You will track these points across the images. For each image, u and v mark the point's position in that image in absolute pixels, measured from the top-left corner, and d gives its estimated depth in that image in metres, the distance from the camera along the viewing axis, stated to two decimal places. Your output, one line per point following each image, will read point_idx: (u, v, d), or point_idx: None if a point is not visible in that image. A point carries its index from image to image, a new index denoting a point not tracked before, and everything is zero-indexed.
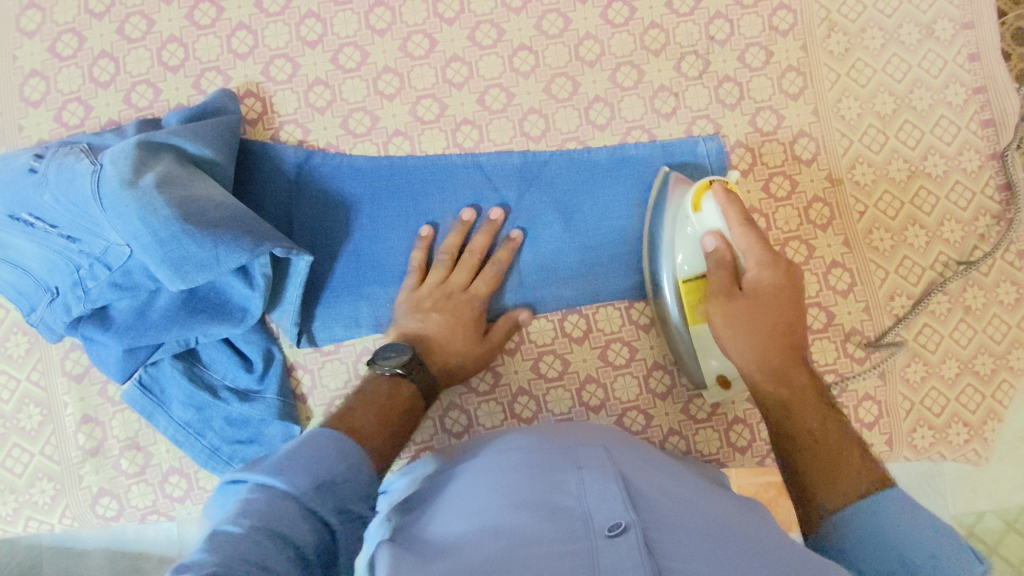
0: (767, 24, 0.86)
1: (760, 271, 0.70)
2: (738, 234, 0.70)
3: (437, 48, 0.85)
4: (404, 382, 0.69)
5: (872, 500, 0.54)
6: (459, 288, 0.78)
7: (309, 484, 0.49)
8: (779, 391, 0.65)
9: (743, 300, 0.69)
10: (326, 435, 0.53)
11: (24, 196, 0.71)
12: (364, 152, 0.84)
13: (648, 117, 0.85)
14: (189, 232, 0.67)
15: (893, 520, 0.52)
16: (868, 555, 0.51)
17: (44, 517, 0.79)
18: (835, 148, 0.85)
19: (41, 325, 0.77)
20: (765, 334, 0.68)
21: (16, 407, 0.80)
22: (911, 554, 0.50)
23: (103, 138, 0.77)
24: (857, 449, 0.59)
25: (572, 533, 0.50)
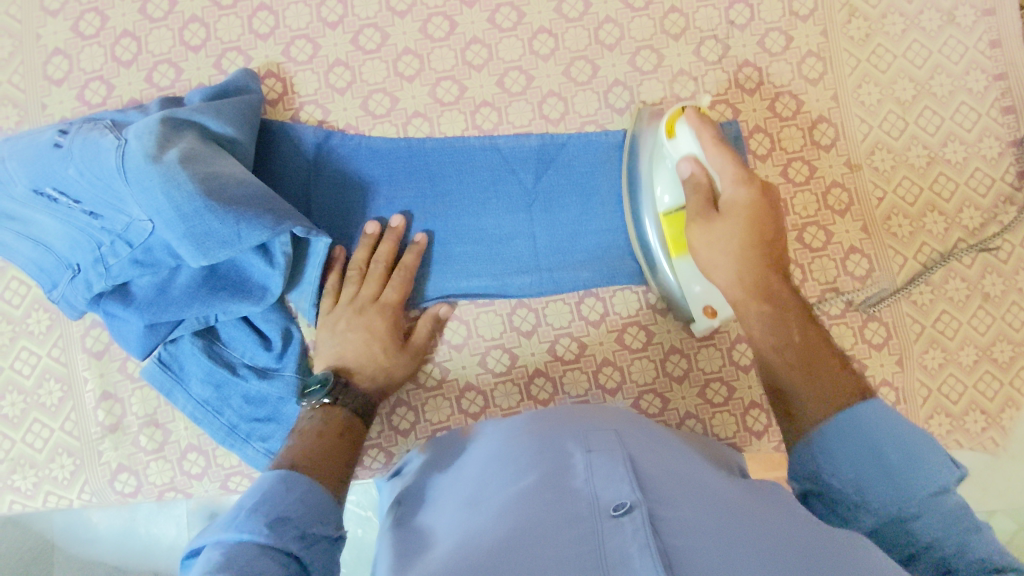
0: (787, 9, 0.86)
1: (736, 188, 0.68)
2: (714, 154, 0.69)
3: (457, 30, 0.85)
4: (335, 408, 0.70)
5: (856, 416, 0.54)
6: (369, 300, 0.77)
7: (257, 527, 0.49)
8: (764, 306, 0.65)
9: (721, 220, 0.68)
10: (263, 487, 0.55)
11: (49, 170, 0.72)
12: (383, 134, 0.84)
13: (668, 101, 0.85)
14: (211, 207, 0.67)
15: (875, 431, 0.53)
16: (852, 472, 0.52)
17: (64, 492, 0.80)
18: (855, 133, 0.85)
19: (62, 301, 0.77)
20: (745, 252, 0.67)
21: (37, 382, 0.81)
22: (895, 466, 0.51)
23: (127, 115, 0.78)
24: (837, 361, 0.60)
25: (578, 513, 0.50)
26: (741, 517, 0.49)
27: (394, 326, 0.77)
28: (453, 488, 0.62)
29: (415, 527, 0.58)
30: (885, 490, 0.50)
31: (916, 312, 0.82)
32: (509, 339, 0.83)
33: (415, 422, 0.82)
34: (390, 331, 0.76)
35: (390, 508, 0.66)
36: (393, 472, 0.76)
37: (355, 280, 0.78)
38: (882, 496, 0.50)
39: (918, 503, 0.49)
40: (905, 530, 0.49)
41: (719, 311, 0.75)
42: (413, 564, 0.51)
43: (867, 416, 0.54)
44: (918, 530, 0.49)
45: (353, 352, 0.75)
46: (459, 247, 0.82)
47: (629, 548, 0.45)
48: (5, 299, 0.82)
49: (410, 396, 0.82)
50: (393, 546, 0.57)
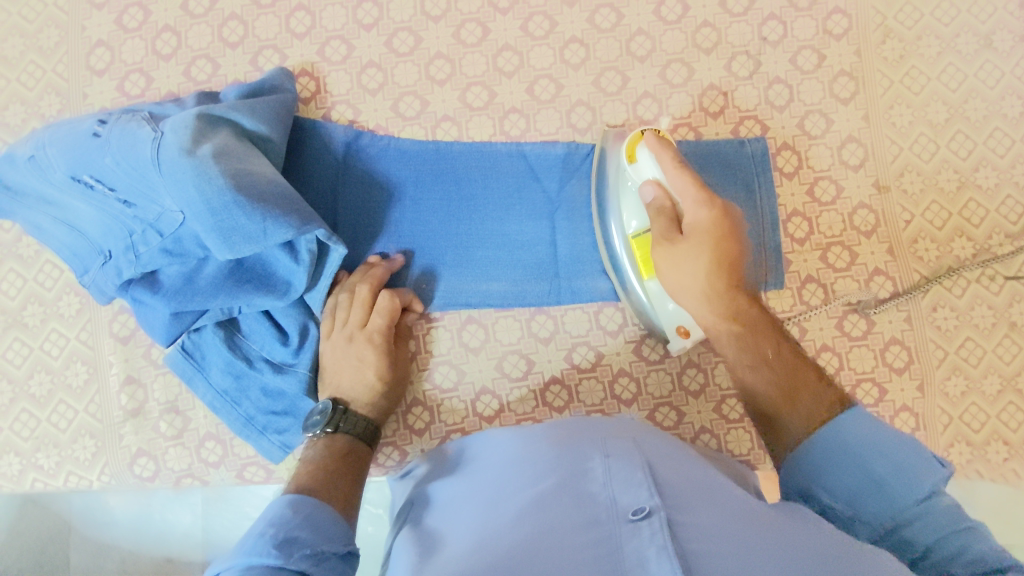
0: (821, 28, 0.85)
1: (697, 211, 0.68)
2: (674, 177, 0.70)
3: (490, 37, 0.86)
4: (337, 434, 0.73)
5: (837, 428, 0.58)
6: (358, 327, 0.78)
7: (266, 549, 0.53)
8: (733, 326, 0.68)
9: (687, 243, 0.68)
10: (270, 516, 0.58)
11: (87, 159, 0.74)
12: (411, 136, 0.85)
13: (696, 114, 0.85)
14: (241, 202, 0.69)
15: (858, 443, 0.57)
16: (842, 486, 0.56)
17: (84, 473, 0.82)
18: (884, 155, 0.84)
19: (93, 286, 0.79)
20: (711, 270, 0.68)
21: (64, 363, 0.83)
22: (883, 476, 0.55)
23: (164, 108, 0.79)
24: (815, 373, 0.65)
25: (596, 517, 0.50)
26: (756, 524, 0.50)
27: (386, 350, 0.78)
28: (470, 487, 0.62)
29: (432, 528, 0.59)
30: (876, 501, 0.55)
31: (939, 338, 0.81)
32: (526, 345, 0.83)
33: (430, 422, 0.82)
34: (383, 352, 0.77)
35: (405, 511, 0.67)
36: (403, 475, 0.77)
37: (342, 306, 0.78)
38: (874, 507, 0.55)
39: (909, 509, 0.53)
40: (902, 540, 0.53)
41: (692, 331, 0.74)
42: (432, 565, 0.52)
43: (851, 427, 0.58)
44: (911, 535, 0.53)
45: (347, 379, 0.77)
46: (482, 251, 0.83)
47: (647, 553, 0.45)
48: (38, 281, 0.84)
49: (425, 396, 0.83)
50: (412, 545, 0.58)
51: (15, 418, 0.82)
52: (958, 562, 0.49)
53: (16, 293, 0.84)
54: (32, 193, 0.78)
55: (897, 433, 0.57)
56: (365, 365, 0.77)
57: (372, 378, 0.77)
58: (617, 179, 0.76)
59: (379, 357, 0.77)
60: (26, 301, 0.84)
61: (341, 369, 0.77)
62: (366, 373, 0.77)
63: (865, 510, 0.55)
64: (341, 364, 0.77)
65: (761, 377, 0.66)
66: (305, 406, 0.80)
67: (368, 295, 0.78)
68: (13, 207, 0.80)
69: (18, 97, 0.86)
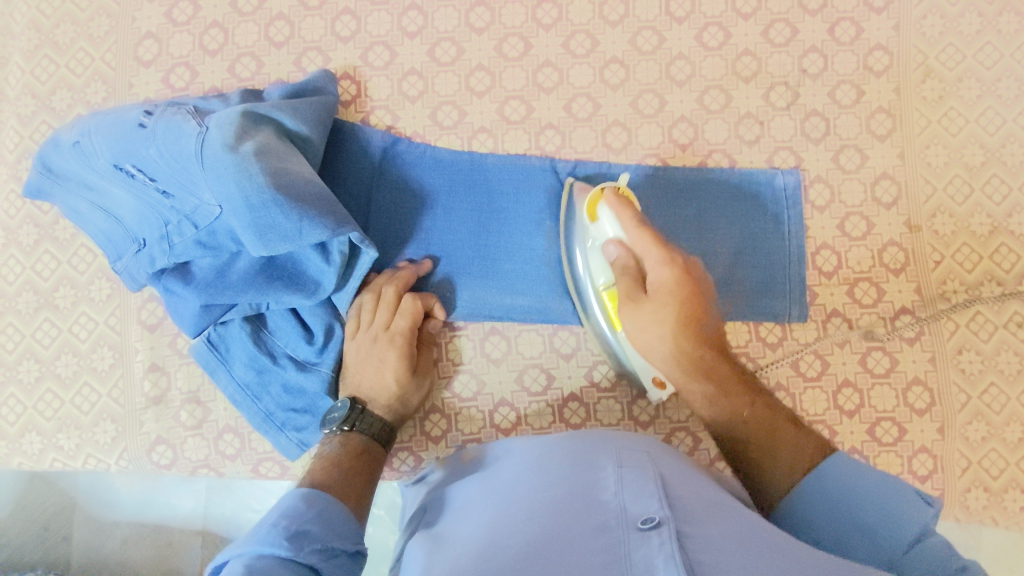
0: (862, 63, 0.85)
1: (659, 270, 0.69)
2: (635, 237, 0.70)
3: (531, 52, 0.87)
4: (352, 434, 0.74)
5: (819, 485, 0.61)
6: (381, 329, 0.78)
7: (279, 540, 0.53)
8: (705, 386, 0.69)
9: (651, 304, 0.69)
10: (282, 507, 0.58)
11: (131, 148, 0.75)
12: (447, 145, 0.86)
13: (731, 142, 0.85)
14: (279, 202, 0.69)
15: (844, 493, 0.60)
16: (832, 533, 0.59)
17: (103, 456, 0.83)
18: (917, 194, 0.84)
19: (125, 273, 0.80)
20: (677, 330, 0.69)
21: (91, 347, 0.84)
22: (869, 519, 0.58)
23: (209, 103, 0.81)
24: (790, 425, 0.66)
25: (605, 523, 0.51)
26: (763, 537, 0.50)
27: (407, 353, 0.78)
28: (482, 491, 0.63)
29: (441, 529, 0.59)
30: (868, 544, 0.57)
31: (963, 381, 0.80)
32: (547, 359, 0.83)
33: (447, 429, 0.83)
34: (405, 354, 0.77)
35: (418, 517, 0.67)
36: (417, 480, 0.77)
37: (367, 307, 0.78)
38: (862, 548, 0.57)
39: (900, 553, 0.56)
40: None
41: (664, 381, 0.75)
42: (440, 562, 0.52)
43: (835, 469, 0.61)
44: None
45: (367, 381, 0.77)
46: (509, 263, 0.83)
47: (655, 561, 0.46)
48: (71, 264, 0.85)
49: (443, 404, 0.83)
50: (422, 543, 0.58)
51: (39, 398, 0.84)
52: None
53: (49, 275, 0.85)
54: (74, 177, 0.80)
55: (879, 478, 0.60)
56: (386, 367, 0.77)
57: (392, 381, 0.77)
58: (583, 231, 0.77)
59: (400, 360, 0.77)
60: (59, 283, 0.85)
61: (363, 370, 0.77)
62: (385, 376, 0.77)
63: (856, 551, 0.58)
64: (364, 364, 0.77)
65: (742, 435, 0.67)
66: (324, 405, 0.80)
67: (393, 297, 0.79)
68: (54, 190, 0.81)
69: (66, 82, 0.88)
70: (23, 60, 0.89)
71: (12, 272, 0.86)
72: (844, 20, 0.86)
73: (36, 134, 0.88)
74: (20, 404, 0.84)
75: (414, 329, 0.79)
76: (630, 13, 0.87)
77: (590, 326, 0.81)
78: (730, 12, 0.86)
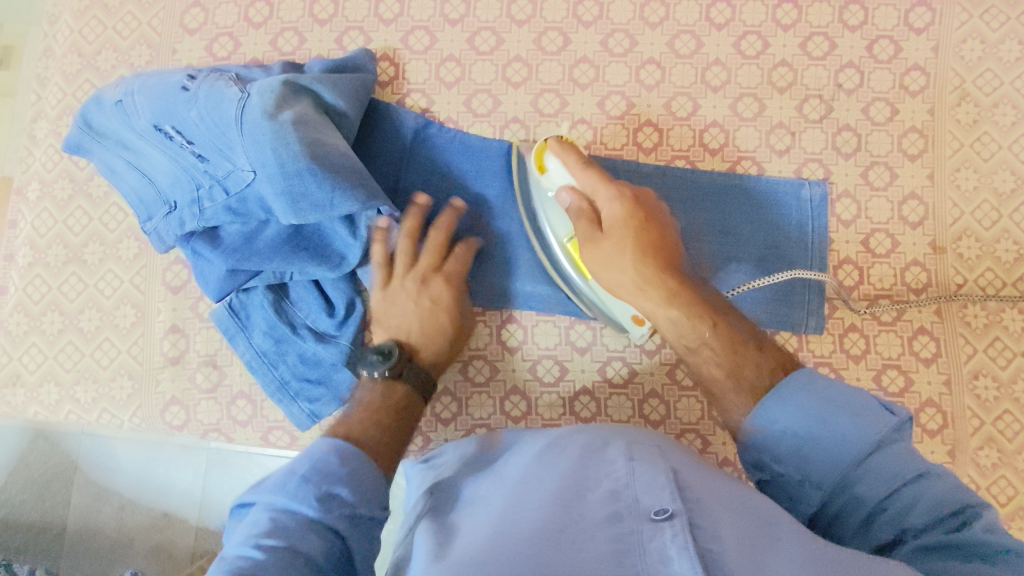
0: (898, 82, 0.86)
1: (610, 206, 0.72)
2: (584, 178, 0.73)
3: (569, 47, 0.88)
4: (397, 382, 0.73)
5: (776, 409, 0.59)
6: (429, 271, 0.80)
7: (304, 499, 0.53)
8: (670, 312, 0.69)
9: (609, 239, 0.71)
10: (316, 455, 0.57)
11: (172, 110, 0.76)
12: (479, 132, 0.87)
13: (762, 150, 0.85)
14: (314, 171, 0.70)
15: (803, 411, 0.57)
16: (791, 452, 0.57)
17: (117, 412, 0.83)
18: (945, 216, 0.84)
19: (155, 234, 0.82)
20: (639, 260, 0.70)
21: (115, 304, 0.85)
22: (827, 435, 0.56)
23: (251, 72, 0.82)
24: (754, 347, 0.66)
25: (617, 514, 0.51)
26: (777, 531, 0.50)
27: (459, 294, 0.80)
28: (494, 482, 0.62)
29: (452, 515, 0.59)
30: (829, 464, 0.55)
31: (977, 406, 0.80)
32: (562, 351, 0.83)
33: (457, 413, 0.83)
34: (457, 295, 0.80)
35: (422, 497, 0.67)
36: (424, 461, 0.76)
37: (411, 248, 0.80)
38: (822, 469, 0.56)
39: (857, 464, 0.54)
40: (855, 497, 0.54)
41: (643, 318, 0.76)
42: (452, 545, 0.52)
43: (777, 397, 0.59)
44: (864, 492, 0.54)
45: (414, 324, 0.78)
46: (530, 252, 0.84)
47: (668, 552, 0.46)
48: (102, 222, 0.87)
49: (456, 387, 0.84)
50: (430, 521, 0.59)
51: (60, 349, 0.85)
52: (915, 513, 0.51)
53: (80, 230, 0.87)
54: (113, 136, 0.81)
55: (839, 391, 0.58)
56: (438, 312, 0.79)
57: (443, 325, 0.79)
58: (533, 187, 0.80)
59: (454, 302, 0.80)
60: (88, 239, 0.87)
61: (412, 314, 0.78)
62: (439, 318, 0.79)
63: (815, 470, 0.56)
64: (410, 309, 0.78)
65: (712, 360, 0.67)
66: (339, 379, 0.80)
67: (439, 247, 0.80)
68: (92, 146, 0.83)
69: (112, 44, 0.90)
70: (73, 20, 0.91)
71: (44, 225, 0.88)
72: (883, 38, 0.86)
73: (79, 92, 0.89)
74: (41, 354, 0.85)
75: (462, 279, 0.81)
76: (670, 17, 0.88)
77: (562, 276, 0.82)
78: (770, 22, 0.87)
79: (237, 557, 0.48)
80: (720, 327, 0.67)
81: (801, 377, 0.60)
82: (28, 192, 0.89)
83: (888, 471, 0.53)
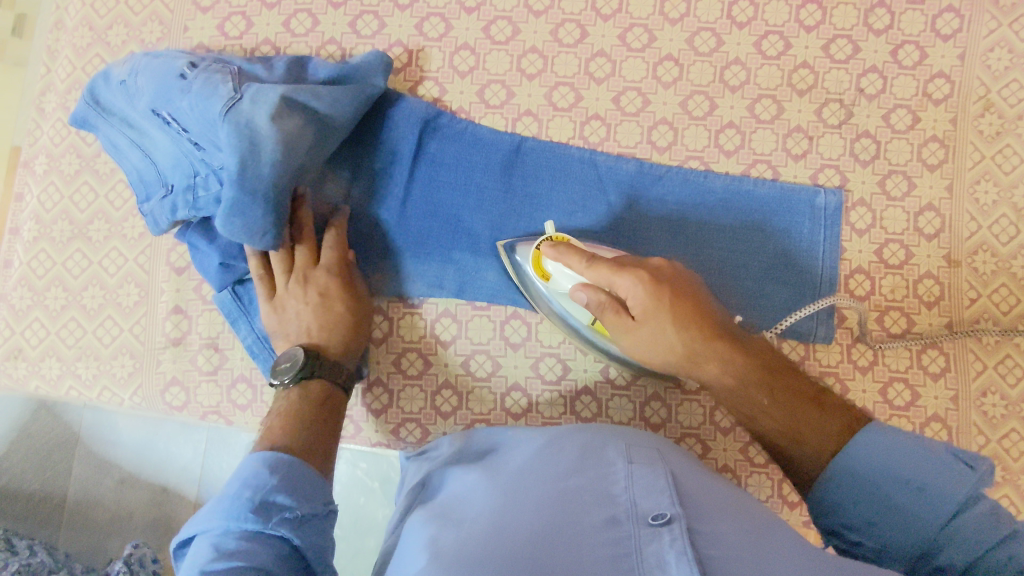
0: (921, 89, 0.84)
1: (636, 293, 0.68)
2: (596, 275, 0.70)
3: (586, 40, 0.86)
4: (311, 380, 0.73)
5: (852, 477, 0.60)
6: (309, 267, 0.79)
7: (242, 513, 0.53)
8: (728, 383, 0.67)
9: (646, 324, 0.68)
10: (242, 474, 0.58)
11: (168, 98, 0.77)
12: (491, 124, 0.86)
13: (778, 154, 0.84)
14: (268, 199, 0.73)
15: (875, 476, 0.59)
16: (868, 519, 0.59)
17: (118, 391, 0.83)
18: (961, 229, 0.82)
19: (150, 217, 0.82)
20: (684, 339, 0.67)
21: (119, 282, 0.85)
22: (903, 502, 0.58)
23: (254, 67, 0.81)
24: (816, 409, 0.65)
25: (615, 517, 0.50)
26: (776, 536, 0.49)
27: (342, 277, 0.79)
28: (491, 474, 0.61)
29: (445, 507, 0.58)
30: (911, 530, 0.57)
31: (983, 423, 0.79)
32: (566, 350, 0.83)
33: (457, 407, 0.83)
34: (339, 279, 0.79)
35: (416, 492, 0.66)
36: (418, 454, 0.75)
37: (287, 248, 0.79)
38: (900, 536, 0.57)
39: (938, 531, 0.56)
40: (936, 565, 0.55)
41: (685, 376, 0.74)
42: (448, 538, 0.51)
43: (847, 465, 0.60)
44: (944, 560, 0.55)
45: (313, 325, 0.77)
46: None
47: (666, 557, 0.45)
48: (108, 199, 0.87)
49: (456, 380, 0.83)
50: (424, 513, 0.58)
51: (63, 325, 0.85)
52: None
53: (86, 207, 0.87)
54: (117, 113, 0.81)
55: (914, 447, 0.59)
56: (330, 302, 0.78)
57: (338, 313, 0.78)
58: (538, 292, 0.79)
59: (340, 286, 0.79)
60: (94, 216, 0.87)
61: (307, 311, 0.77)
62: (333, 307, 0.78)
63: (896, 541, 0.58)
64: (302, 310, 0.77)
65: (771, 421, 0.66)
66: None
67: (309, 243, 0.80)
68: (96, 121, 0.82)
69: (123, 19, 0.89)
70: None
71: (50, 199, 0.87)
72: (908, 43, 0.84)
73: (89, 67, 0.88)
74: (43, 329, 0.85)
75: (343, 261, 0.80)
76: (691, 13, 0.86)
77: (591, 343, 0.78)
78: (793, 22, 0.85)
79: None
80: (779, 393, 0.66)
81: (871, 436, 0.61)
82: (35, 165, 0.89)
83: (972, 533, 0.54)
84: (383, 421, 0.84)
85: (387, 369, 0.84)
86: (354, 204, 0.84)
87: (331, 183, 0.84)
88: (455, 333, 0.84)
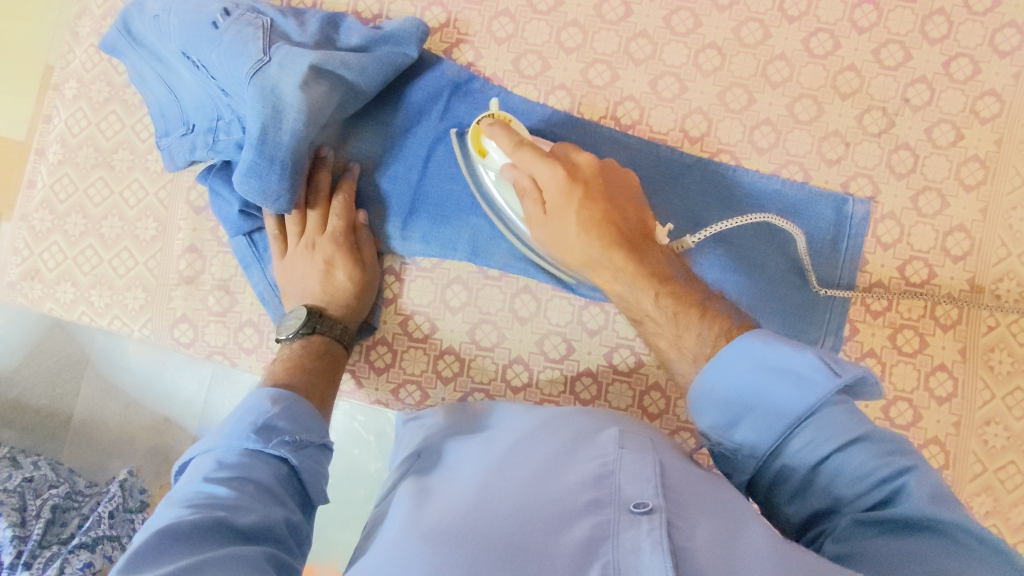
0: (969, 106, 0.81)
1: (550, 183, 0.71)
2: (519, 154, 0.71)
3: (630, 19, 0.84)
4: (313, 336, 0.76)
5: (711, 382, 0.55)
6: (316, 233, 0.80)
7: (247, 434, 0.55)
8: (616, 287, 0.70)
9: (552, 211, 0.72)
10: (250, 403, 0.59)
11: (198, 43, 0.77)
12: (522, 94, 0.85)
13: (811, 156, 0.82)
14: (285, 167, 0.74)
15: (739, 383, 0.53)
16: (737, 422, 0.53)
17: (128, 321, 0.85)
18: (989, 254, 0.80)
19: (166, 151, 0.83)
20: (580, 237, 0.71)
21: (138, 215, 0.86)
22: (759, 409, 0.52)
23: (287, 20, 0.79)
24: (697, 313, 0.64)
25: (598, 500, 0.50)
26: (755, 532, 0.48)
27: (347, 245, 0.80)
28: (484, 446, 0.61)
29: (433, 476, 0.58)
30: (761, 432, 0.52)
31: (982, 452, 0.78)
32: (571, 331, 0.82)
33: (458, 373, 0.83)
34: (345, 246, 0.79)
35: (410, 461, 0.65)
36: (412, 418, 0.76)
37: (298, 211, 0.80)
38: (753, 436, 0.52)
39: (791, 436, 0.51)
40: (785, 466, 0.51)
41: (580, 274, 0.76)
42: (432, 505, 0.52)
43: (713, 367, 0.55)
44: (794, 464, 0.51)
45: (316, 288, 0.79)
46: None
47: (642, 543, 0.44)
48: (134, 131, 0.87)
49: (460, 347, 0.84)
50: (414, 483, 0.58)
51: (80, 252, 0.86)
52: (841, 482, 0.48)
53: (112, 135, 0.87)
54: (148, 47, 0.82)
55: (787, 356, 0.52)
56: (333, 269, 0.79)
57: (341, 281, 0.79)
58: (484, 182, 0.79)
59: (343, 252, 0.79)
60: (119, 146, 0.87)
61: (311, 274, 0.79)
62: (335, 274, 0.79)
63: (750, 442, 0.53)
64: (309, 273, 0.79)
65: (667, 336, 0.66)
66: None
67: (322, 208, 0.80)
68: (125, 50, 0.83)
69: None
70: None
71: (77, 125, 0.88)
72: (962, 56, 0.81)
73: None
74: (61, 253, 0.86)
75: (351, 229, 0.81)
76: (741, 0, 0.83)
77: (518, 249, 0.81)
78: (845, 21, 0.82)
79: (194, 493, 0.48)
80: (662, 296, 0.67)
81: (745, 346, 0.54)
82: (65, 88, 0.89)
83: (819, 436, 0.49)
84: (385, 379, 0.85)
85: (392, 329, 0.85)
86: (374, 160, 0.83)
87: (355, 137, 0.84)
88: (466, 300, 0.84)
